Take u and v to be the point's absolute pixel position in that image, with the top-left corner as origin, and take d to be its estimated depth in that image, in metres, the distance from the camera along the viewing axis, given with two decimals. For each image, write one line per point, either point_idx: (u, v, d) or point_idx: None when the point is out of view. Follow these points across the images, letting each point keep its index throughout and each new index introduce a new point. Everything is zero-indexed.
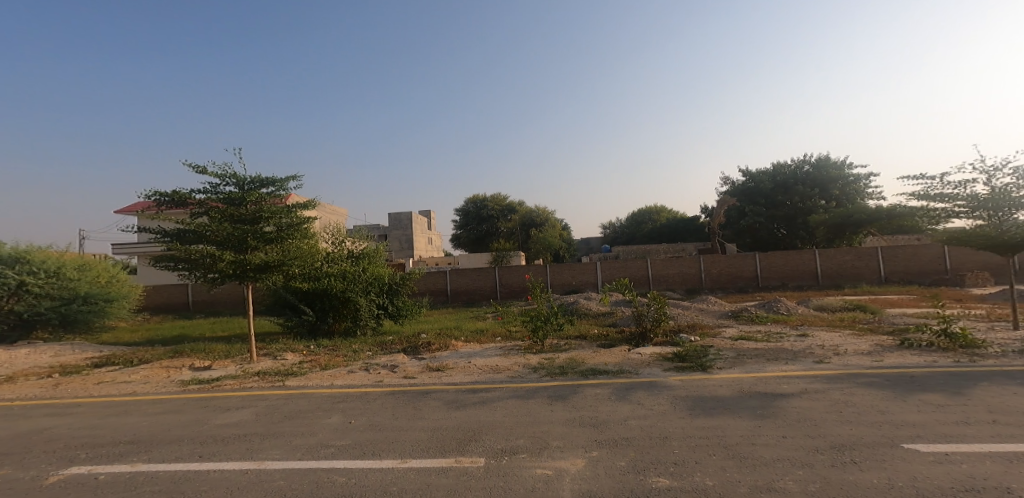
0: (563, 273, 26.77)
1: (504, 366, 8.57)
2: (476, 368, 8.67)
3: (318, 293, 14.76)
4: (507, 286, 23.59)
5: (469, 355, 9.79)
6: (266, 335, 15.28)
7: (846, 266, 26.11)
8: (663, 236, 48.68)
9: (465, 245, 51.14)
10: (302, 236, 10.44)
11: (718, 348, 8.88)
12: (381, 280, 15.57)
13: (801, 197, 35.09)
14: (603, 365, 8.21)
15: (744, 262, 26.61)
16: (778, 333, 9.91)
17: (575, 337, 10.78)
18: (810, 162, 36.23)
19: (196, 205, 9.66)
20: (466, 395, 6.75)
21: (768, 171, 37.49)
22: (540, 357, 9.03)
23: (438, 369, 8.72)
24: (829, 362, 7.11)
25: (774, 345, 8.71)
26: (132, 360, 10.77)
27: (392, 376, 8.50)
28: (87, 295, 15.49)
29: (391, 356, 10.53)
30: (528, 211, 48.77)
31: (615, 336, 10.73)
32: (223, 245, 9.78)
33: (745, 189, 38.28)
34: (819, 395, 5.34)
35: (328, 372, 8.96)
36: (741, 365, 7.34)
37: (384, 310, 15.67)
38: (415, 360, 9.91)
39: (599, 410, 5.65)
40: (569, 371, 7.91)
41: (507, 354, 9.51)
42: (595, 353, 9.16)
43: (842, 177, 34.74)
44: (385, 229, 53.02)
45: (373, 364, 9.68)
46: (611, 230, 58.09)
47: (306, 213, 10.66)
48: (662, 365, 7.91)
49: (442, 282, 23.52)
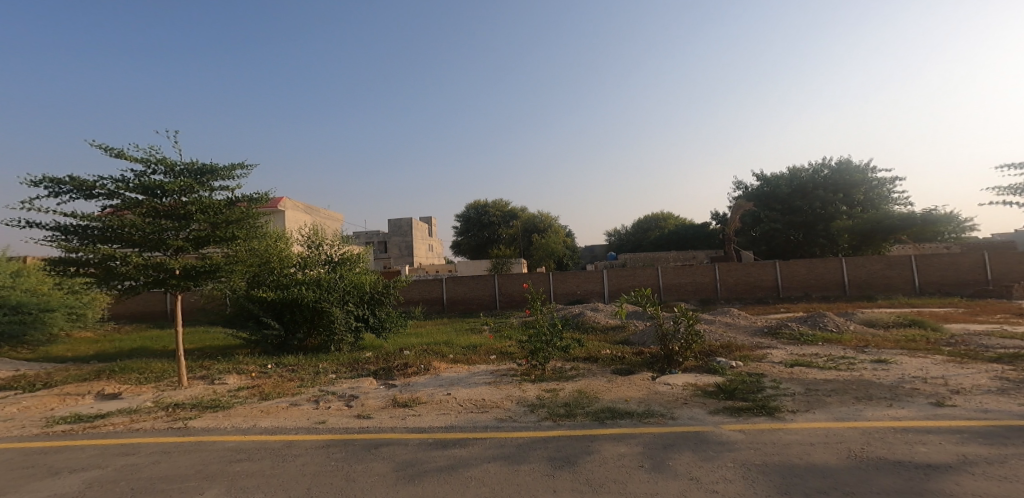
0: (567, 281, 24.63)
1: (493, 402, 6.44)
2: (453, 404, 6.52)
3: (286, 303, 12.62)
4: (507, 295, 21.47)
5: (450, 383, 7.66)
6: (224, 351, 13.13)
7: (877, 275, 23.84)
8: (672, 244, 46.51)
9: (466, 252, 49.17)
10: (247, 237, 8.50)
11: (774, 377, 6.74)
12: (361, 289, 13.35)
13: (821, 202, 32.75)
14: (624, 403, 6.08)
15: (765, 271, 24.37)
16: (844, 358, 7.77)
17: (584, 361, 8.64)
18: (829, 166, 33.90)
19: (105, 196, 7.62)
20: (433, 453, 4.66)
21: (784, 175, 35.28)
22: (540, 389, 6.92)
23: (405, 405, 6.62)
24: (955, 405, 4.97)
25: (849, 374, 6.58)
26: (33, 385, 8.71)
27: (342, 414, 6.38)
28: (19, 304, 13.71)
29: (355, 382, 8.41)
30: (532, 217, 46.60)
31: (633, 358, 8.64)
32: (138, 246, 7.82)
33: (759, 194, 36.14)
34: (1002, 472, 3.22)
35: (262, 405, 6.87)
36: (825, 407, 5.18)
37: (364, 323, 13.43)
38: (382, 389, 7.77)
39: (631, 492, 3.54)
40: (579, 412, 5.81)
41: (497, 383, 7.39)
42: (611, 384, 7.01)
43: (865, 181, 32.48)
44: (385, 236, 50.97)
45: (327, 394, 7.57)
46: (615, 237, 56.04)
47: (253, 207, 8.55)
48: (707, 404, 5.78)
49: (438, 291, 21.46)
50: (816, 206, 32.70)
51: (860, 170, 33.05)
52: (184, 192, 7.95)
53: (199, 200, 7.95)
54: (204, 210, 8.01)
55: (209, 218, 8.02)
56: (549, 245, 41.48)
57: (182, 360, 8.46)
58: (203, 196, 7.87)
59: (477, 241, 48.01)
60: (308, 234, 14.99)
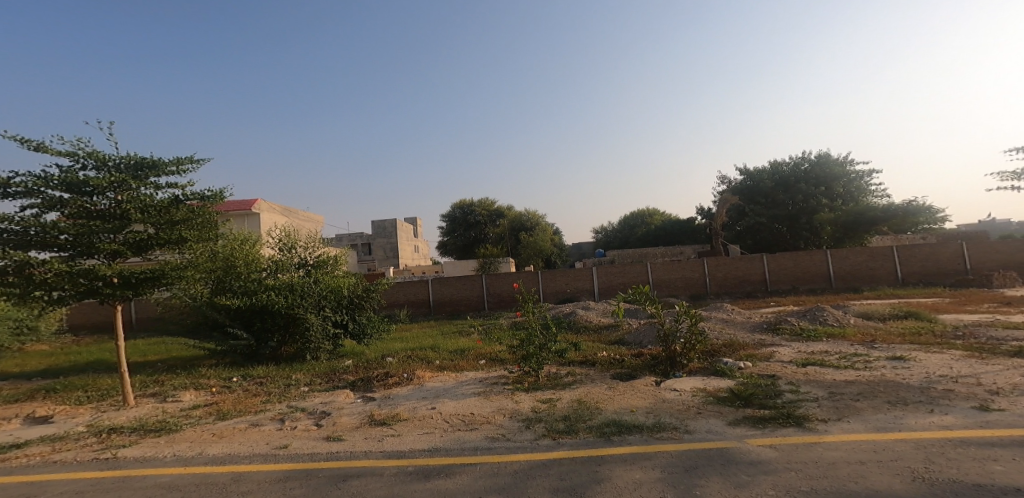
0: (555, 279, 24.00)
1: (482, 417, 5.72)
2: (437, 420, 5.77)
3: (255, 310, 11.61)
4: (494, 295, 20.77)
5: (435, 395, 6.90)
6: (188, 363, 12.08)
7: (861, 266, 23.75)
8: (658, 240, 46.37)
9: (452, 252, 48.26)
10: (197, 240, 7.74)
11: (790, 379, 6.16)
12: (339, 293, 12.43)
13: (804, 195, 32.71)
14: (629, 415, 5.42)
15: (752, 265, 24.13)
16: (857, 356, 7.25)
17: (580, 365, 7.97)
18: (810, 159, 33.92)
19: (25, 194, 6.80)
20: (411, 486, 3.92)
21: (766, 169, 35.23)
22: (534, 399, 6.22)
23: (383, 422, 5.86)
24: (1003, 410, 4.42)
25: (870, 375, 6.03)
26: None
27: (310, 436, 5.59)
28: None
29: (329, 396, 7.60)
30: (518, 214, 45.80)
31: (633, 361, 7.99)
32: (67, 251, 7.05)
33: (742, 188, 36.09)
34: None
35: (218, 427, 6.01)
36: (860, 416, 4.60)
37: (343, 329, 12.55)
38: (359, 403, 6.97)
39: None
40: (579, 428, 5.13)
41: (486, 394, 6.68)
42: (613, 392, 6.34)
43: (845, 173, 32.56)
44: (368, 237, 49.76)
45: (297, 411, 6.77)
46: (601, 234, 55.72)
47: (202, 206, 7.78)
48: (723, 414, 5.15)
49: (424, 293, 20.59)
50: (799, 199, 32.71)
51: (840, 163, 33.09)
52: (119, 189, 7.16)
53: (137, 198, 7.17)
54: (144, 209, 7.25)
55: (150, 219, 7.25)
56: (536, 243, 40.81)
57: (129, 376, 7.56)
58: (141, 194, 7.09)
59: (463, 241, 47.14)
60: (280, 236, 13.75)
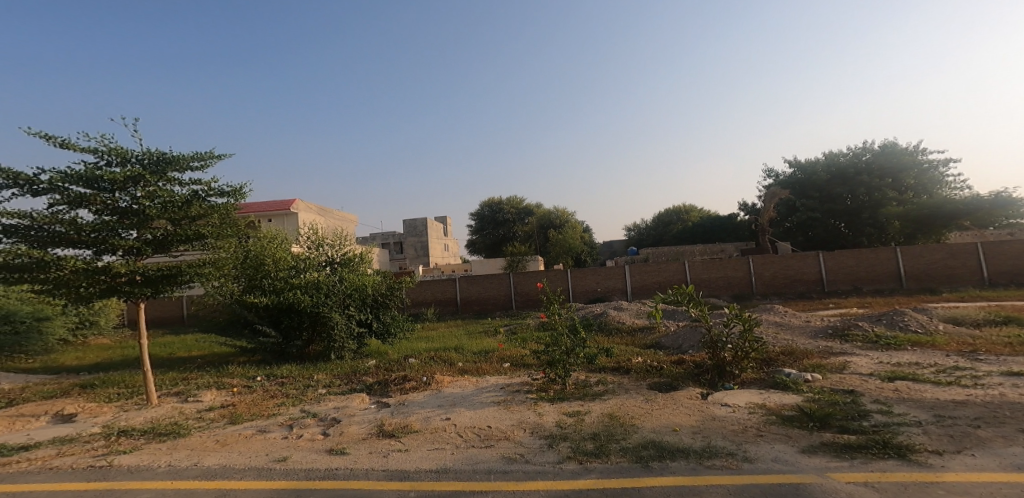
0: (586, 278, 22.99)
1: (500, 431, 5.02)
2: (450, 434, 5.11)
3: (282, 308, 11.39)
4: (524, 294, 20.06)
5: (452, 403, 6.25)
6: (220, 361, 12.05)
7: (937, 265, 21.41)
8: (696, 237, 44.27)
9: (479, 250, 47.98)
10: (216, 237, 7.50)
11: (873, 397, 5.12)
12: (363, 292, 12.07)
13: (866, 188, 30.05)
14: (671, 435, 4.55)
15: (806, 263, 22.26)
16: (952, 370, 6.07)
17: (613, 373, 7.13)
18: (871, 150, 31.17)
19: (47, 189, 6.55)
20: None
21: (821, 160, 32.65)
22: (561, 412, 5.46)
23: (392, 435, 5.26)
24: None
25: (980, 398, 4.92)
26: None
27: (312, 447, 5.06)
28: (10, 314, 13.11)
29: (342, 400, 7.12)
30: (547, 213, 44.80)
31: (672, 368, 7.07)
32: (89, 248, 6.80)
33: (794, 182, 33.65)
34: None
35: (222, 433, 5.61)
36: (989, 449, 3.75)
37: (368, 328, 12.20)
38: (371, 410, 6.42)
39: None
40: (612, 450, 4.32)
41: (507, 404, 5.96)
42: (651, 405, 5.50)
43: (914, 163, 29.67)
44: (401, 236, 50.06)
45: (304, 418, 6.30)
46: (633, 232, 53.72)
47: (221, 202, 7.53)
48: (789, 439, 4.20)
49: (451, 291, 20.12)
50: (860, 192, 30.09)
51: (908, 152, 30.17)
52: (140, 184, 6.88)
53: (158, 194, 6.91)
54: (164, 205, 6.99)
55: (169, 215, 6.99)
56: (566, 241, 39.61)
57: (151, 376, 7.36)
58: (160, 189, 6.84)
59: (494, 239, 46.78)
60: (309, 234, 13.57)
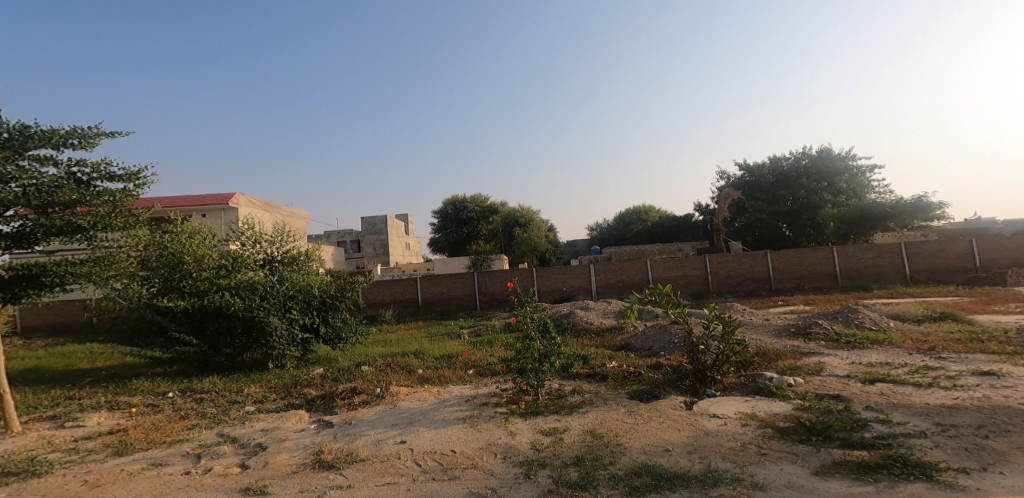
0: (551, 277, 22.51)
1: (464, 458, 4.23)
2: (404, 461, 4.29)
3: (206, 312, 9.96)
4: (487, 294, 19.29)
5: (408, 421, 5.38)
6: (132, 373, 10.46)
7: (869, 264, 22.52)
8: (656, 236, 45.24)
9: (444, 250, 46.47)
10: (99, 229, 6.32)
11: (864, 403, 4.76)
12: (308, 293, 10.74)
13: (806, 191, 31.48)
14: (663, 457, 3.95)
15: (754, 262, 22.84)
16: (928, 370, 5.88)
17: (588, 381, 6.53)
18: (810, 155, 32.74)
19: None
20: None
21: (765, 164, 34.00)
22: (534, 430, 4.74)
23: (331, 466, 4.35)
24: None
25: (971, 401, 4.65)
26: None
27: (227, 490, 4.07)
28: None
29: (277, 419, 6.09)
30: (512, 212, 44.23)
31: (651, 374, 6.54)
32: None
33: (741, 184, 34.89)
34: None
35: (96, 471, 4.82)
36: (1012, 464, 3.30)
37: (313, 334, 10.94)
38: (309, 432, 5.45)
39: None
40: (599, 479, 3.65)
41: (472, 421, 5.18)
42: (634, 419, 4.90)
43: (848, 168, 31.37)
44: (358, 234, 47.86)
45: (224, 445, 5.25)
46: (596, 232, 54.26)
47: (108, 187, 6.29)
48: (796, 458, 3.70)
49: (412, 292, 18.99)
50: (801, 195, 31.51)
51: (843, 158, 31.88)
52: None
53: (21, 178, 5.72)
54: (28, 191, 5.78)
55: (35, 203, 5.80)
56: (531, 240, 39.18)
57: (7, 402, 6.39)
58: (19, 169, 5.61)
59: (456, 238, 45.51)
60: (245, 228, 12.05)
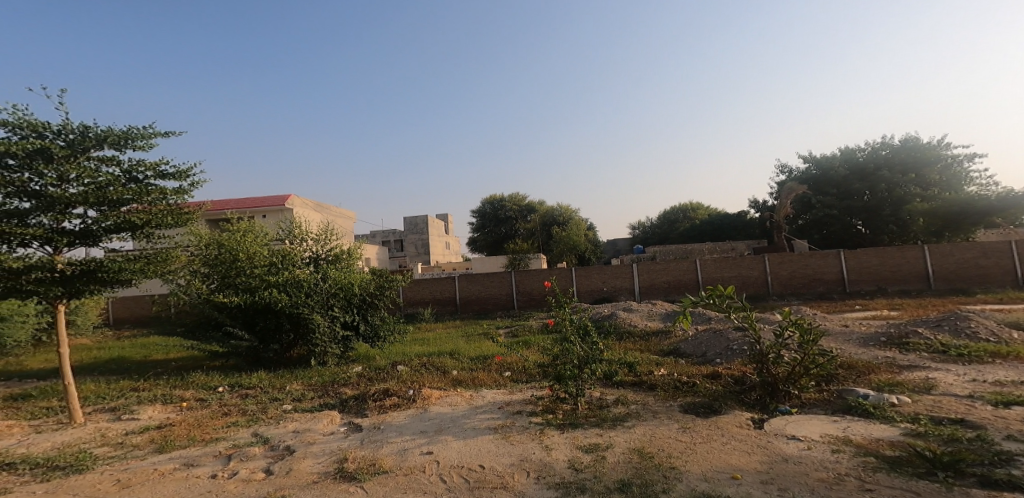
0: (591, 277, 21.63)
1: (497, 475, 3.73)
2: (430, 476, 3.85)
3: (257, 308, 10.08)
4: (526, 294, 18.76)
5: (438, 428, 4.96)
6: (190, 367, 10.80)
7: (968, 265, 19.94)
8: (705, 234, 42.91)
9: (483, 249, 46.58)
10: (152, 226, 6.41)
11: (991, 431, 3.82)
12: (349, 290, 10.67)
13: (887, 184, 28.55)
14: (733, 488, 3.25)
15: (826, 262, 20.82)
16: None
17: (635, 391, 5.84)
18: (891, 145, 29.70)
19: None
20: None
21: (838, 156, 31.20)
22: (577, 445, 4.16)
23: (353, 477, 3.98)
24: None
25: None
26: None
27: None
28: None
29: (309, 419, 5.87)
30: (551, 210, 43.63)
31: (708, 384, 5.76)
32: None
33: (809, 178, 32.22)
34: None
35: (131, 470, 4.73)
36: None
37: (354, 331, 10.84)
38: (338, 435, 5.17)
39: None
40: None
41: (505, 432, 4.66)
42: (693, 437, 4.21)
43: (938, 158, 28.13)
44: (401, 234, 48.68)
45: (253, 447, 5.04)
46: (638, 230, 52.18)
47: (160, 184, 6.34)
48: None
49: (450, 290, 18.82)
50: (881, 188, 28.58)
51: (931, 147, 28.65)
52: (57, 164, 5.71)
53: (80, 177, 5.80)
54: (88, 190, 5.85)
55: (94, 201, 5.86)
56: (570, 237, 38.17)
57: (72, 396, 6.56)
58: (77, 168, 5.72)
59: (493, 237, 45.45)
60: (292, 227, 12.17)
